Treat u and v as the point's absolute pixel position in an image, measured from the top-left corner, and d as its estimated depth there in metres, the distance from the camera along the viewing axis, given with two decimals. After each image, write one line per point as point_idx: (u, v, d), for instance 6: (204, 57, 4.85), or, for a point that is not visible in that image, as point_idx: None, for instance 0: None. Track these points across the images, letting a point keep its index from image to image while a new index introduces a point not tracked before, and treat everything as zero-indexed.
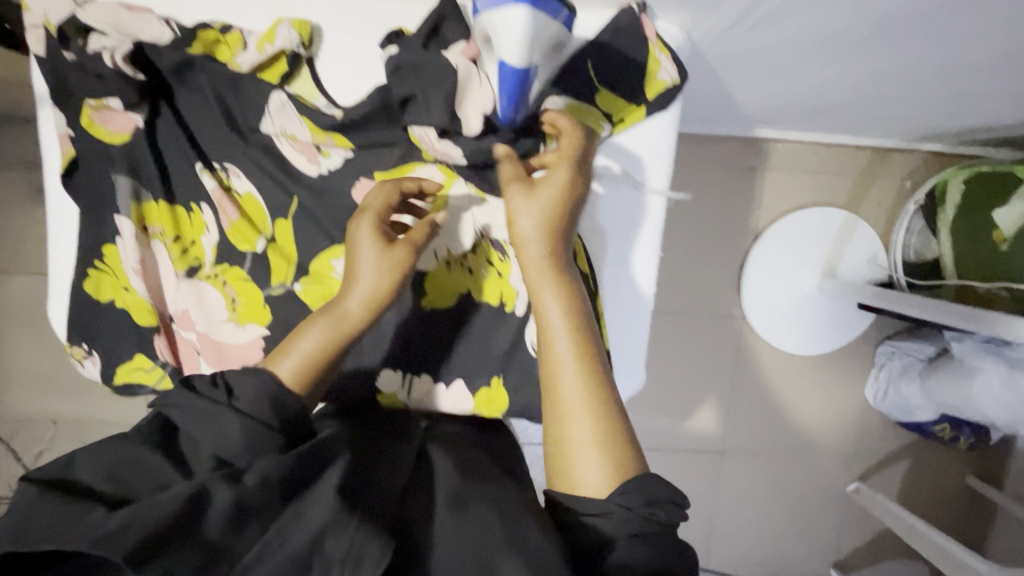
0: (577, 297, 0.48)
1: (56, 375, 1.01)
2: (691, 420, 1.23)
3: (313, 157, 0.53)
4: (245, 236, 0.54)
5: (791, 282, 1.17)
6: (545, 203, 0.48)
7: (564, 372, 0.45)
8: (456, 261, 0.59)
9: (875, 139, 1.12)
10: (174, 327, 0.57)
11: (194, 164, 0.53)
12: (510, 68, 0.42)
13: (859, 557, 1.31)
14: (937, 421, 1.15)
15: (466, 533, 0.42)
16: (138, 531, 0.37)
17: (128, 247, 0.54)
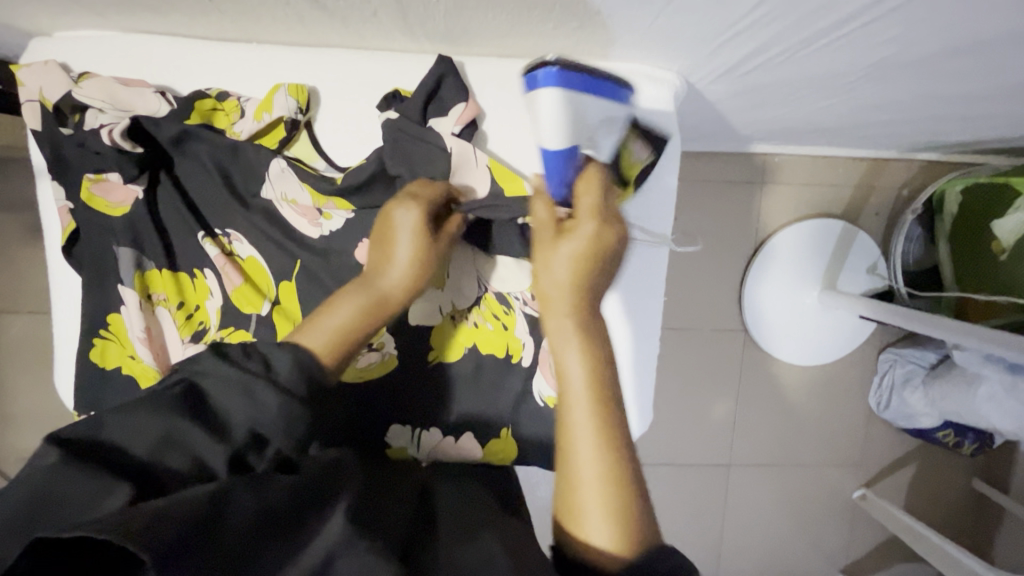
0: (603, 353, 0.43)
1: (67, 416, 1.04)
2: (700, 439, 1.19)
3: (314, 220, 0.54)
4: (248, 298, 0.55)
5: (792, 297, 1.12)
6: (571, 253, 0.44)
7: (580, 430, 0.40)
8: (462, 315, 0.58)
9: (875, 150, 1.07)
10: None
11: (197, 233, 0.56)
12: (551, 151, 0.48)
13: (875, 566, 1.28)
14: (939, 427, 1.11)
15: (474, 564, 0.37)
16: (168, 520, 0.30)
17: (133, 316, 0.56)
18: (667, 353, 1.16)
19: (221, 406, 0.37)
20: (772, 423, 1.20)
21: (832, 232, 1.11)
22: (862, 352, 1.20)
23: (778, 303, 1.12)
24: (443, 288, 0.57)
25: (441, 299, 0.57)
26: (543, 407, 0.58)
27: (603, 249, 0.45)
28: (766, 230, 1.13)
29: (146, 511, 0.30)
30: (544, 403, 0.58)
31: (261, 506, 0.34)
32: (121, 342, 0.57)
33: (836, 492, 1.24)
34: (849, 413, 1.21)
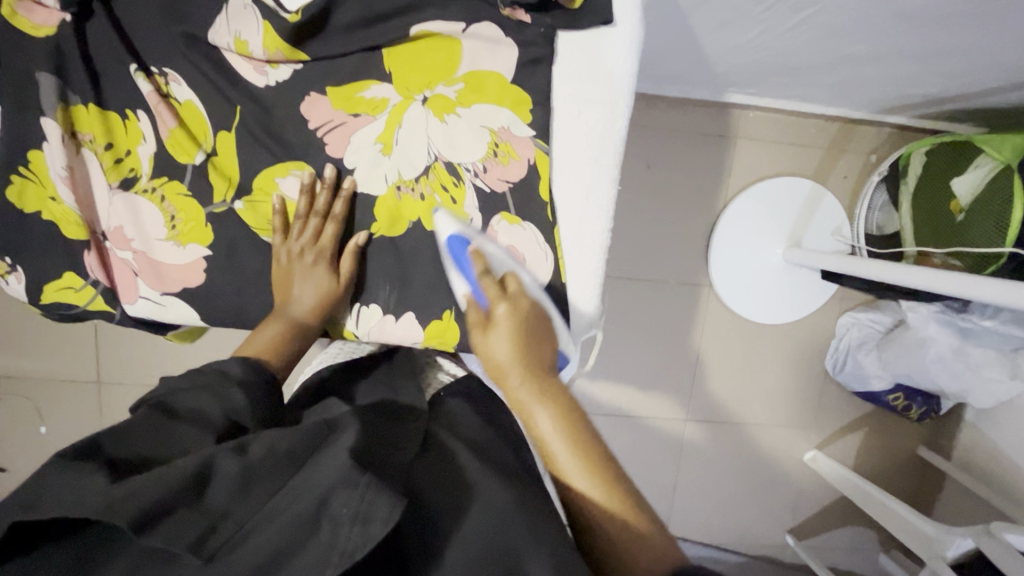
0: (564, 404, 0.50)
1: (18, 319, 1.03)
2: (655, 387, 1.20)
3: (261, 68, 0.58)
4: (184, 147, 0.59)
5: (755, 249, 1.13)
6: (505, 329, 0.52)
7: (569, 476, 0.47)
8: (407, 185, 0.59)
9: (845, 110, 1.08)
10: (107, 245, 0.60)
11: (130, 65, 0.57)
12: (455, 237, 0.56)
13: (817, 524, 1.31)
14: (890, 389, 1.14)
15: (480, 510, 0.42)
16: (143, 497, 0.36)
17: (54, 152, 0.56)
18: (626, 303, 1.16)
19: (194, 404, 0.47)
20: (728, 378, 1.22)
21: (800, 192, 1.12)
22: (823, 313, 1.21)
23: (741, 256, 1.13)
24: (390, 155, 0.59)
25: (388, 167, 0.59)
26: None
27: (523, 317, 0.53)
28: (735, 186, 1.13)
29: (126, 487, 0.37)
30: None
31: (248, 467, 0.40)
32: (41, 182, 0.57)
33: (788, 453, 1.27)
34: (802, 373, 1.23)
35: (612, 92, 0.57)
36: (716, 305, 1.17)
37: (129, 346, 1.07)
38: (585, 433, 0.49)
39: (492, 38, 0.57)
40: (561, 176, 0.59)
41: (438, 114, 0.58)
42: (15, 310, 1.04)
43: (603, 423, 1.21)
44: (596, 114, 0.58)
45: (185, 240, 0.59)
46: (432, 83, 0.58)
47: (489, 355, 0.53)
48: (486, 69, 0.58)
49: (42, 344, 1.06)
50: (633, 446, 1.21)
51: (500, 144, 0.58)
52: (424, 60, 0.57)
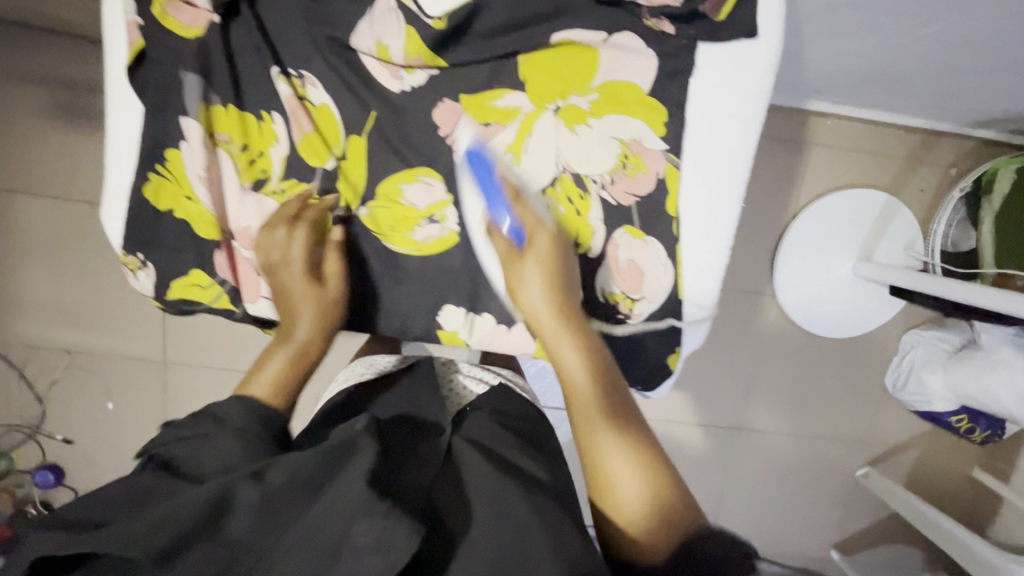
0: (591, 347, 0.56)
1: (95, 299, 1.07)
2: (709, 395, 1.19)
3: (397, 72, 0.58)
4: (316, 150, 0.59)
5: (824, 262, 1.10)
6: (544, 269, 0.56)
7: (586, 401, 0.52)
8: (532, 196, 0.59)
9: (928, 121, 1.04)
10: (235, 245, 0.61)
11: (273, 68, 0.58)
12: (473, 143, 0.58)
13: (863, 540, 1.29)
14: (954, 411, 1.10)
15: (504, 532, 0.45)
16: (169, 530, 0.38)
17: (194, 153, 0.57)
18: None
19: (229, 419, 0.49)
20: (783, 390, 1.20)
21: (874, 204, 1.08)
22: (887, 329, 1.18)
23: (809, 268, 1.10)
24: (519, 165, 0.59)
25: (515, 175, 0.59)
26: (604, 302, 0.60)
27: (555, 258, 0.57)
28: (807, 195, 1.10)
29: (151, 519, 0.38)
30: (606, 299, 0.60)
31: (265, 496, 0.41)
32: (178, 182, 0.59)
33: (837, 468, 1.25)
34: (860, 388, 1.21)
35: (750, 111, 0.57)
36: (778, 316, 1.15)
37: (196, 329, 1.09)
38: (601, 374, 0.54)
39: (631, 48, 0.57)
40: (688, 193, 0.58)
41: (570, 125, 0.59)
42: (89, 288, 1.07)
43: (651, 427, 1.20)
44: (730, 130, 0.57)
45: (310, 242, 0.60)
46: (565, 93, 0.58)
47: (522, 297, 0.57)
48: (621, 80, 0.58)
49: (113, 323, 1.08)
50: (680, 452, 1.21)
51: (629, 157, 0.59)
52: (562, 71, 0.58)
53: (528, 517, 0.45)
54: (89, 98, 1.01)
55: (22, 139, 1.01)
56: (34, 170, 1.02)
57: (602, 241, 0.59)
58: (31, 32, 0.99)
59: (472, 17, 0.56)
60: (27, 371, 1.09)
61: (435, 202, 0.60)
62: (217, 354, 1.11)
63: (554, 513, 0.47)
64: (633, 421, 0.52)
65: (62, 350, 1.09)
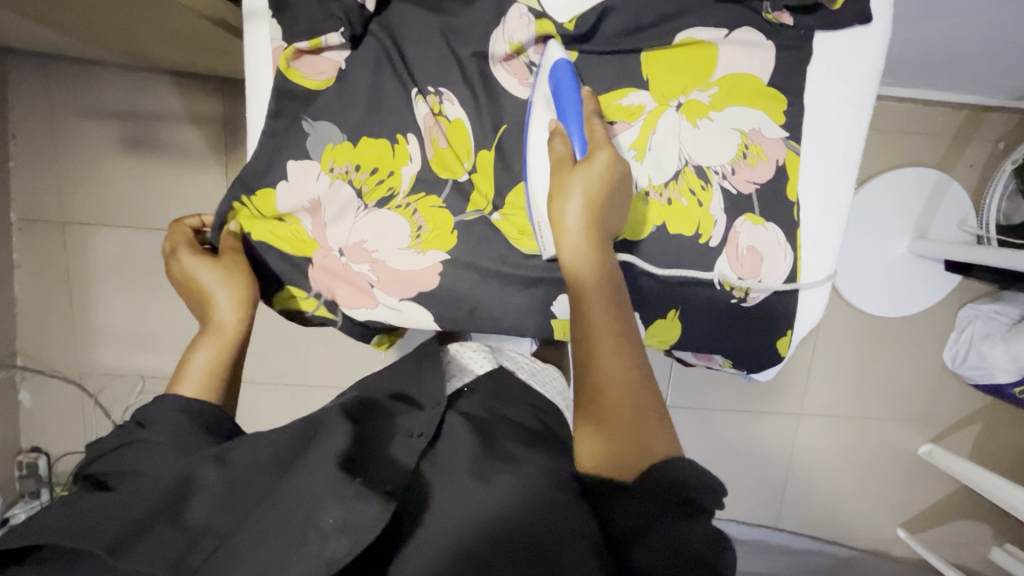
0: (618, 304, 0.52)
1: (167, 324, 1.10)
2: (770, 382, 1.20)
3: (523, 80, 0.62)
4: (448, 163, 0.63)
5: (879, 243, 1.11)
6: (590, 177, 0.53)
7: (602, 335, 0.51)
8: (655, 192, 0.59)
9: (977, 97, 1.05)
10: (343, 261, 0.63)
11: (411, 90, 0.61)
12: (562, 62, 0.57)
13: (929, 518, 1.29)
14: (1016, 382, 1.10)
15: (474, 502, 0.47)
16: (120, 523, 0.39)
17: (298, 181, 0.62)
18: None
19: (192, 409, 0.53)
20: (842, 373, 1.21)
21: (926, 182, 1.09)
22: (942, 306, 1.19)
23: (864, 251, 1.11)
24: (642, 161, 0.59)
25: (640, 172, 0.59)
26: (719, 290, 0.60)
27: (612, 177, 0.54)
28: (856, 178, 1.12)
29: (96, 516, 0.40)
30: (722, 284, 0.60)
31: (230, 481, 0.44)
32: (271, 206, 0.63)
33: (900, 447, 1.25)
34: (921, 366, 1.22)
35: (859, 95, 0.60)
36: (833, 299, 1.17)
37: (264, 348, 1.12)
38: (622, 308, 0.52)
39: (752, 42, 0.59)
40: (807, 178, 0.61)
41: (692, 119, 0.60)
42: (159, 314, 1.09)
43: (708, 418, 1.22)
44: (846, 116, 0.60)
45: (426, 247, 0.62)
46: (688, 88, 0.60)
47: (559, 216, 0.53)
48: (742, 73, 0.60)
49: (182, 347, 1.11)
50: (743, 439, 1.23)
51: (750, 146, 0.60)
52: (683, 67, 0.60)
53: (508, 489, 0.48)
54: (154, 129, 1.04)
55: (90, 174, 1.04)
56: (103, 203, 1.05)
57: (723, 232, 0.59)
58: (95, 68, 1.02)
59: (601, 20, 0.58)
60: (102, 399, 1.11)
61: None
62: (284, 372, 1.13)
63: (537, 482, 0.49)
64: (643, 385, 0.50)
65: (136, 376, 1.11)
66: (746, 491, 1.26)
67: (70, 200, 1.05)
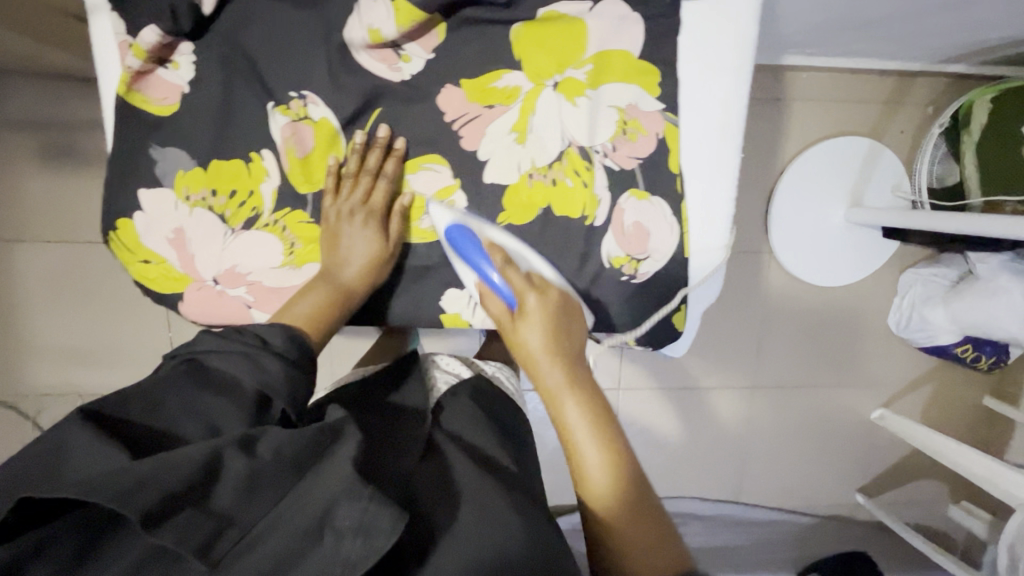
0: (591, 395, 0.56)
1: (101, 338, 1.07)
2: (721, 357, 1.20)
3: (394, 63, 0.64)
4: (306, 176, 0.65)
5: (816, 213, 1.12)
6: (541, 323, 0.58)
7: (568, 409, 0.55)
8: (538, 173, 0.65)
9: (902, 62, 1.06)
10: (219, 287, 0.64)
11: (268, 104, 0.63)
12: (454, 225, 0.62)
13: (885, 481, 1.31)
14: (958, 342, 1.13)
15: (478, 525, 0.49)
16: (155, 490, 0.41)
17: (165, 219, 0.63)
18: None
19: (229, 373, 0.52)
20: (792, 344, 1.22)
21: (859, 150, 1.10)
22: (885, 271, 1.20)
23: (802, 222, 1.12)
24: (525, 144, 0.65)
25: (521, 155, 0.65)
26: (609, 267, 0.66)
27: (553, 310, 0.60)
28: (792, 149, 1.12)
29: (133, 476, 0.41)
30: (610, 263, 0.66)
31: (251, 472, 0.45)
32: (135, 246, 0.63)
33: (853, 414, 1.27)
34: (867, 332, 1.23)
35: (737, 61, 0.63)
36: (776, 272, 1.17)
37: None
38: (606, 418, 0.56)
39: (618, 14, 0.63)
40: (689, 146, 0.65)
41: (570, 98, 0.64)
42: (94, 328, 1.06)
43: (666, 397, 1.22)
44: (725, 83, 0.63)
45: (300, 261, 0.66)
46: (561, 68, 0.64)
47: (522, 343, 0.59)
48: (613, 49, 0.64)
49: (122, 360, 1.08)
50: (699, 417, 1.23)
51: (628, 122, 0.64)
52: (554, 45, 0.63)
53: (506, 513, 0.50)
54: (71, 138, 1.01)
55: (8, 188, 1.01)
56: (24, 217, 1.02)
57: (607, 210, 0.65)
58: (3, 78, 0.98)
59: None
60: (40, 420, 1.08)
61: (440, 188, 0.66)
62: None
63: (530, 511, 0.53)
64: (624, 454, 0.54)
65: (73, 394, 1.09)
66: (705, 468, 1.26)
67: None
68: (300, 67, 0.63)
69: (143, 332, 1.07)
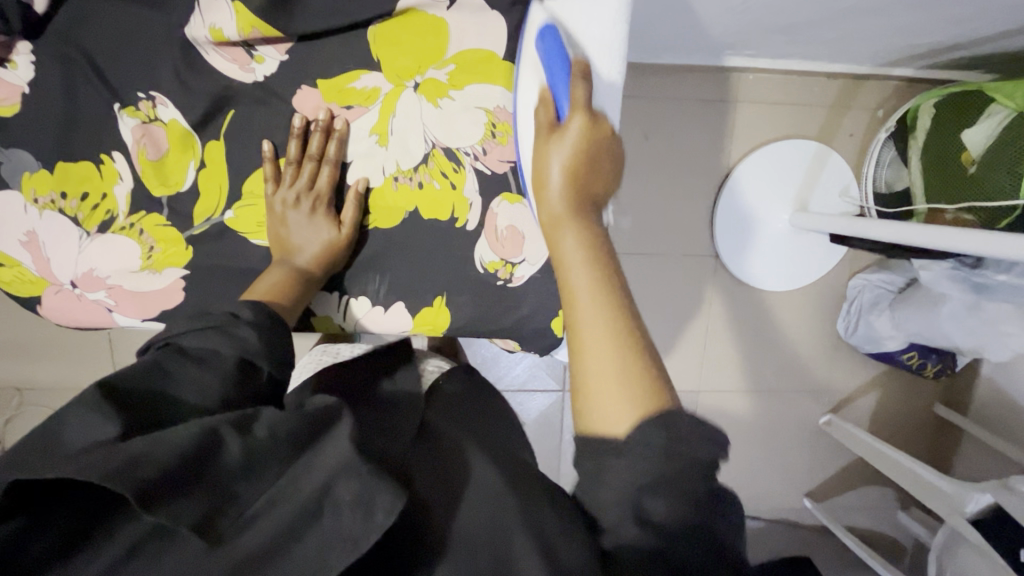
0: (599, 239, 0.49)
1: (37, 332, 1.06)
2: (666, 360, 1.19)
3: (246, 64, 0.63)
4: (161, 178, 0.65)
5: (760, 217, 1.10)
6: (570, 146, 0.51)
7: (574, 270, 0.47)
8: (404, 176, 0.66)
9: (847, 66, 1.04)
10: (78, 290, 0.66)
11: (114, 105, 0.63)
12: (547, 23, 0.57)
13: (834, 486, 1.31)
14: (904, 349, 1.12)
15: (484, 506, 0.43)
16: (151, 468, 0.36)
17: (16, 224, 0.64)
18: (635, 279, 1.15)
19: (208, 346, 0.47)
20: (737, 348, 1.21)
21: (804, 154, 1.09)
22: (833, 276, 1.19)
23: (746, 225, 1.11)
24: (386, 145, 0.66)
25: (384, 156, 0.66)
26: (483, 271, 0.68)
27: (593, 139, 0.52)
28: (737, 152, 1.11)
29: (125, 456, 0.36)
30: (483, 267, 0.68)
31: (250, 451, 0.40)
32: None
33: (802, 418, 1.27)
34: (815, 337, 1.22)
35: (598, 63, 0.57)
36: (721, 276, 1.16)
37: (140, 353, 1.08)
38: (609, 263, 0.48)
39: (478, 13, 0.63)
40: None
41: (431, 99, 0.65)
42: (25, 324, 1.06)
43: None
44: (588, 89, 0.57)
45: (160, 266, 0.66)
46: (422, 68, 0.64)
47: (541, 171, 0.52)
48: (472, 48, 0.64)
49: (57, 355, 1.08)
50: None
51: (497, 125, 0.65)
52: (409, 45, 0.63)
53: (502, 490, 0.44)
54: None
55: None
56: None
57: (477, 216, 0.67)
58: None
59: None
60: None
61: None
62: None
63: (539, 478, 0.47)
64: (631, 312, 0.45)
65: (12, 388, 1.09)
66: None
67: None
68: (188, 65, 0.63)
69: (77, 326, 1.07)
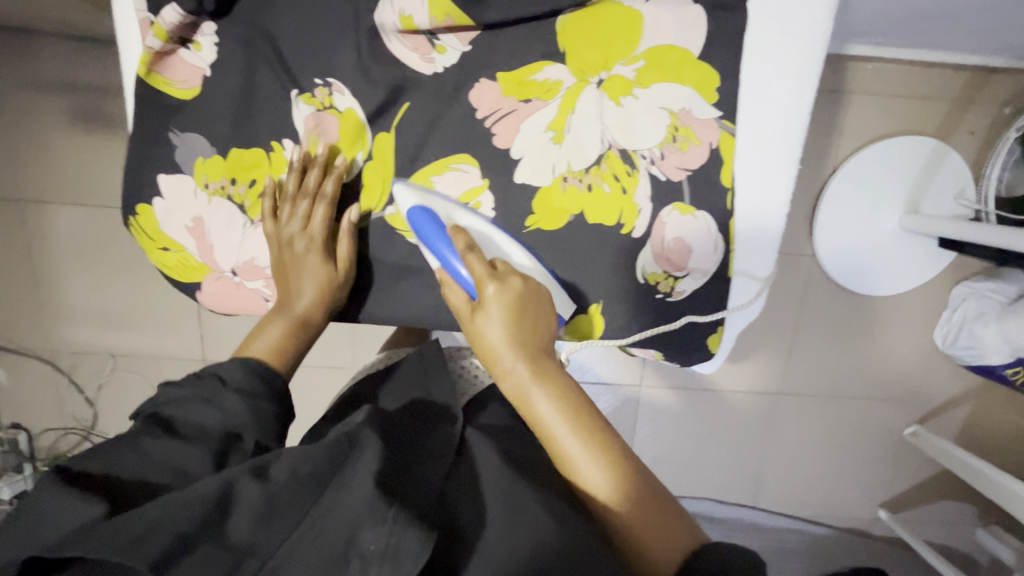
0: (559, 384, 0.54)
1: (132, 301, 1.09)
2: (748, 360, 1.16)
3: (427, 55, 0.65)
4: (334, 164, 0.67)
5: (865, 218, 1.05)
6: (499, 312, 0.57)
7: (564, 442, 0.52)
8: (574, 177, 0.66)
9: (981, 57, 0.96)
10: (236, 278, 0.70)
11: (291, 91, 0.66)
12: (415, 208, 0.62)
13: (912, 498, 1.27)
14: (1009, 364, 1.03)
15: (513, 525, 0.49)
16: (167, 532, 0.41)
17: (185, 208, 0.67)
18: None
19: (193, 419, 0.53)
20: (824, 352, 1.16)
21: (920, 151, 1.02)
22: (935, 284, 1.13)
23: (849, 226, 1.05)
24: (561, 143, 0.66)
25: (558, 154, 0.66)
26: (644, 281, 0.68)
27: (512, 295, 0.58)
28: (847, 146, 1.04)
29: (138, 525, 0.41)
30: (645, 277, 0.68)
31: (267, 501, 0.45)
32: (153, 235, 0.68)
33: (885, 428, 1.22)
34: (908, 346, 1.17)
35: (804, 62, 0.63)
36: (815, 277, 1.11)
37: (231, 329, 1.11)
38: (583, 406, 0.53)
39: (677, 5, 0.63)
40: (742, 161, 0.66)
41: (614, 97, 0.65)
42: (122, 292, 1.09)
43: (688, 397, 1.19)
44: (789, 87, 0.64)
45: None
46: (609, 65, 0.65)
47: (483, 339, 0.58)
48: (667, 44, 0.64)
49: (150, 326, 1.11)
50: (720, 418, 1.20)
51: (680, 129, 0.65)
52: (601, 38, 0.64)
53: (534, 507, 0.50)
54: (102, 102, 1.00)
55: (46, 152, 1.02)
56: (62, 177, 1.03)
57: (644, 221, 0.67)
58: (37, 36, 0.98)
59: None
60: (75, 377, 1.13)
61: (466, 191, 0.67)
62: None
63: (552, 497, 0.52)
64: (605, 429, 0.52)
65: (105, 353, 1.12)
66: (723, 469, 1.24)
67: (25, 176, 1.02)
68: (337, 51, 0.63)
69: (169, 297, 1.09)
